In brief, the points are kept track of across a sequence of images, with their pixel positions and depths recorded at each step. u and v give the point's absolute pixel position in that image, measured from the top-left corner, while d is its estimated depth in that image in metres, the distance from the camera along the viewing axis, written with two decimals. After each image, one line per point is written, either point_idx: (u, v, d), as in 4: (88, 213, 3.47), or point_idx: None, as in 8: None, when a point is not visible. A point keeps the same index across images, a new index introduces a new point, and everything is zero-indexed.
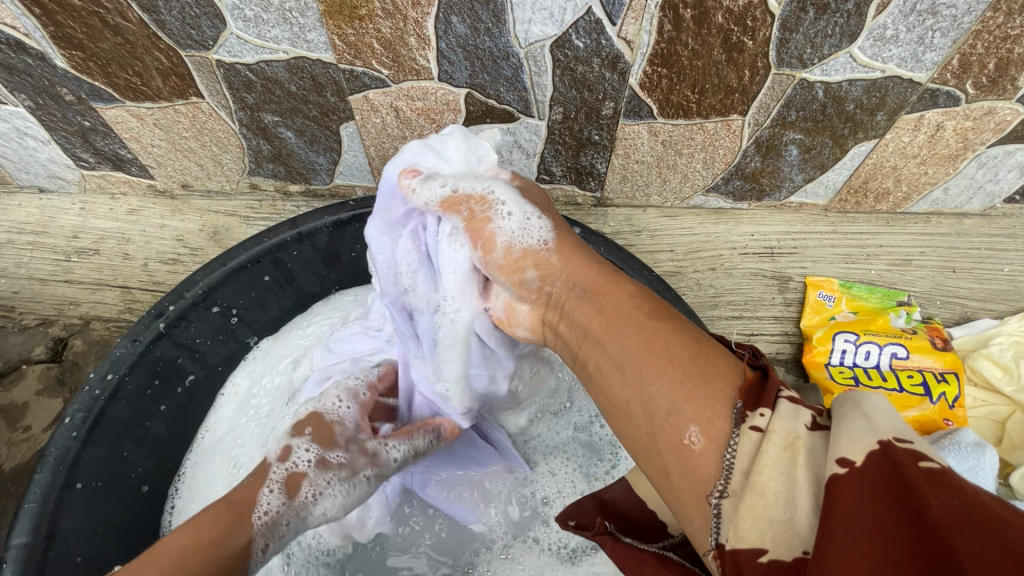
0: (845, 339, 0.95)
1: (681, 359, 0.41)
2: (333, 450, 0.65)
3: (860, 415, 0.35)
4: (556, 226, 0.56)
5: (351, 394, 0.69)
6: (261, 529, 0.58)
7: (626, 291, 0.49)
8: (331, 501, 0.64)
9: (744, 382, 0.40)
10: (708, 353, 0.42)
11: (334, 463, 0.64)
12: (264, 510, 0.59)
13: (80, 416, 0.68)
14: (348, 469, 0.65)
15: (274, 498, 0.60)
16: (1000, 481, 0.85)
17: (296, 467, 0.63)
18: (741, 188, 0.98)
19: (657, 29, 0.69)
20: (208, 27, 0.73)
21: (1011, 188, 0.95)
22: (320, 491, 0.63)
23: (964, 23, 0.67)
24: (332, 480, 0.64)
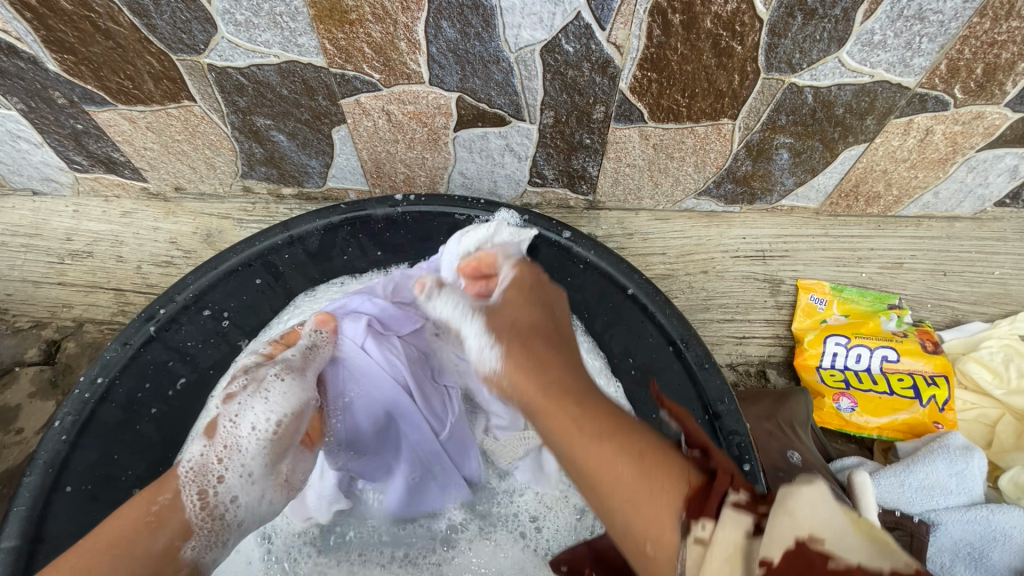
0: (836, 341, 0.95)
1: (628, 479, 0.40)
2: (235, 382, 0.64)
3: (784, 512, 0.35)
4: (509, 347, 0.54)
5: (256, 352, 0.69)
6: (189, 476, 0.59)
7: (567, 413, 0.45)
8: (252, 413, 0.62)
9: (690, 492, 0.39)
10: (654, 470, 0.40)
11: (240, 390, 0.63)
12: (188, 461, 0.60)
13: (69, 419, 0.68)
14: (254, 381, 0.64)
15: (195, 447, 0.61)
16: (988, 484, 0.85)
17: (214, 411, 0.63)
18: (732, 191, 0.98)
19: (647, 34, 0.70)
20: (199, 32, 0.73)
21: (1001, 192, 0.96)
22: (237, 412, 0.62)
23: (951, 29, 0.68)
24: (245, 402, 0.62)
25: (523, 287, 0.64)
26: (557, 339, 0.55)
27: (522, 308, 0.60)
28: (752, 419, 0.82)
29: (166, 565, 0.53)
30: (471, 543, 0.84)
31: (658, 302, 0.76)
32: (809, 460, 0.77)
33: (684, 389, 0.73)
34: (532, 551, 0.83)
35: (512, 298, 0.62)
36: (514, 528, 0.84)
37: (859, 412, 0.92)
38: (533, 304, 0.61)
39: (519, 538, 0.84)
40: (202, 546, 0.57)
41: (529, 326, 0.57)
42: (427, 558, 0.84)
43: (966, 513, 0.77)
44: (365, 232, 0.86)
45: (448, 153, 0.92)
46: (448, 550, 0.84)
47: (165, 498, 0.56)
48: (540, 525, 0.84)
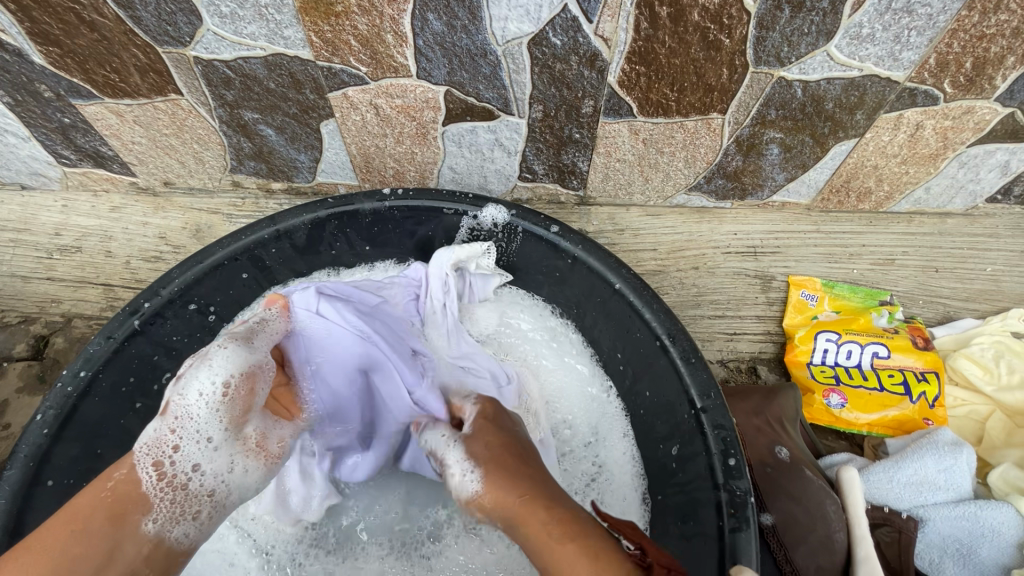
0: (827, 338, 0.95)
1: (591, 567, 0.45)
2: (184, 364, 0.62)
3: None
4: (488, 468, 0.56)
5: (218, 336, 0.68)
6: (146, 451, 0.56)
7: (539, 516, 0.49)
8: (197, 380, 0.59)
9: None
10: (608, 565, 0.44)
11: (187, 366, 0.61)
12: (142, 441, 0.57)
13: (51, 413, 0.68)
14: (199, 355, 0.62)
15: (150, 428, 0.59)
16: (977, 480, 0.85)
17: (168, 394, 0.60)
18: (723, 187, 0.98)
19: (634, 27, 0.69)
20: (185, 24, 0.72)
21: (992, 188, 0.95)
22: (184, 386, 0.59)
23: (939, 22, 0.67)
24: (191, 374, 0.60)
25: (494, 416, 0.65)
26: (526, 459, 0.57)
27: (491, 429, 0.62)
28: (741, 415, 0.81)
29: (124, 542, 0.50)
30: (459, 538, 0.80)
31: (646, 297, 0.76)
32: (797, 455, 0.77)
33: (670, 385, 0.73)
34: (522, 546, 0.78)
35: (487, 422, 0.63)
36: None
37: (849, 409, 0.92)
38: (507, 430, 0.62)
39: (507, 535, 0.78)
40: (165, 519, 0.54)
41: (503, 443, 0.59)
42: (419, 551, 0.80)
43: (955, 509, 0.77)
44: (353, 227, 0.85)
45: (437, 148, 0.92)
46: (436, 543, 0.80)
47: (119, 474, 0.54)
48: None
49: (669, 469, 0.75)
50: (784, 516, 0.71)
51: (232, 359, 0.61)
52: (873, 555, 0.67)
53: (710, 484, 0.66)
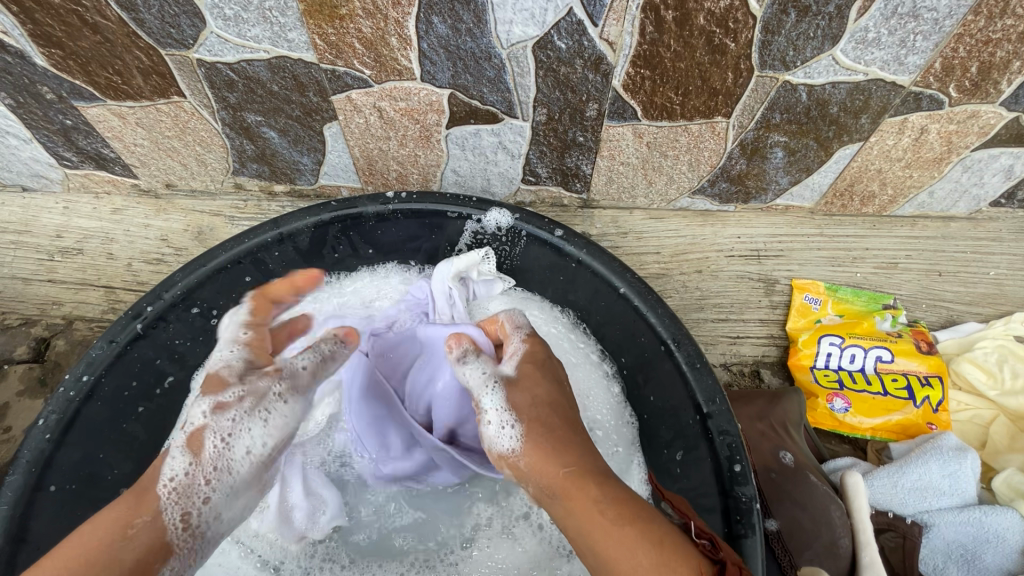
0: (830, 342, 0.94)
1: (646, 563, 0.48)
2: (227, 391, 0.62)
3: None
4: (529, 425, 0.59)
5: (231, 340, 0.67)
6: (173, 496, 0.56)
7: (592, 496, 0.53)
8: (250, 436, 0.61)
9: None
10: (670, 556, 0.48)
11: (234, 402, 0.61)
12: (169, 477, 0.57)
13: (53, 418, 0.68)
14: (251, 395, 0.62)
15: (179, 463, 0.58)
16: (981, 485, 0.85)
17: (195, 424, 0.60)
18: (727, 190, 0.97)
19: (639, 30, 0.69)
20: (188, 26, 0.72)
21: (996, 192, 0.95)
22: (229, 432, 0.60)
23: (946, 27, 0.67)
24: (240, 417, 0.61)
25: (543, 362, 0.65)
26: (572, 427, 0.60)
27: (540, 381, 0.63)
28: (745, 419, 0.81)
29: None
30: (491, 538, 0.79)
31: (650, 301, 0.76)
32: (801, 459, 0.76)
33: (675, 390, 0.73)
34: (550, 543, 0.78)
35: (534, 370, 0.64)
36: (533, 518, 0.79)
37: (853, 413, 0.92)
38: (554, 381, 0.64)
39: (537, 530, 0.78)
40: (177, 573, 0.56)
41: (550, 403, 0.61)
42: (445, 558, 0.78)
43: (959, 514, 0.77)
44: (356, 230, 0.85)
45: (441, 150, 0.92)
46: (466, 547, 0.79)
47: (140, 521, 0.53)
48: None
49: (673, 476, 0.74)
50: (789, 521, 0.71)
51: (280, 413, 0.63)
52: (877, 560, 0.68)
53: (716, 490, 0.66)
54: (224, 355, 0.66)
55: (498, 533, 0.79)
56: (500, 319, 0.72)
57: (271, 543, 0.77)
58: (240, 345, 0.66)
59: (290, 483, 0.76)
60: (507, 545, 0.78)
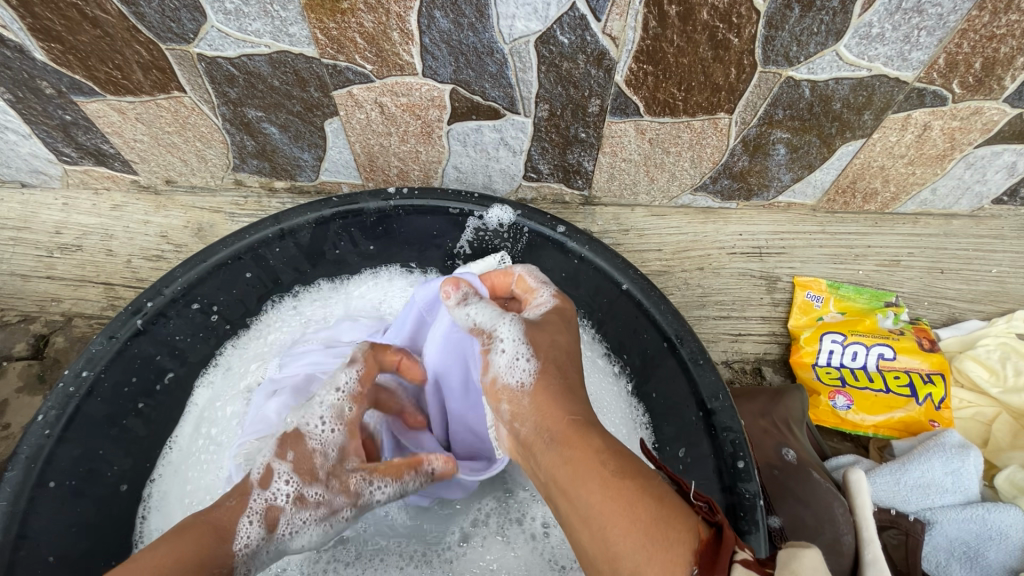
0: (832, 339, 0.94)
1: (642, 515, 0.40)
2: (313, 486, 0.58)
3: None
4: (545, 367, 0.52)
5: (336, 417, 0.61)
6: (242, 562, 0.54)
7: (593, 443, 0.45)
8: (306, 535, 0.60)
9: (699, 545, 0.38)
10: (671, 514, 0.40)
11: (313, 503, 0.59)
12: (243, 543, 0.54)
13: (53, 413, 0.67)
14: (328, 507, 0.59)
15: (252, 531, 0.55)
16: (984, 483, 0.85)
17: (275, 500, 0.57)
18: (729, 187, 0.97)
19: (642, 25, 0.69)
20: (188, 20, 0.72)
21: (998, 189, 0.95)
22: (296, 529, 0.58)
23: (950, 22, 0.67)
24: (308, 520, 0.59)
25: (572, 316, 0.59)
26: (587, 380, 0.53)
27: (563, 330, 0.56)
28: (748, 416, 0.81)
29: None
30: (486, 541, 0.78)
31: (653, 297, 0.75)
32: (804, 457, 0.77)
33: (678, 386, 0.73)
34: (542, 554, 0.77)
35: (558, 320, 0.57)
36: (526, 526, 0.79)
37: (855, 411, 0.92)
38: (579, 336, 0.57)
39: (530, 538, 0.78)
40: None
41: (568, 353, 0.54)
42: (441, 556, 0.78)
43: (962, 511, 0.77)
44: (357, 226, 0.85)
45: (442, 146, 0.91)
46: (461, 546, 0.78)
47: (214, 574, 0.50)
48: (552, 527, 0.78)
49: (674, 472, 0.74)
50: (791, 517, 0.71)
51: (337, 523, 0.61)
52: (881, 557, 0.61)
53: (718, 486, 0.66)
54: (321, 430, 0.60)
55: (494, 535, 0.78)
56: (515, 274, 0.63)
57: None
58: (343, 426, 0.61)
59: None
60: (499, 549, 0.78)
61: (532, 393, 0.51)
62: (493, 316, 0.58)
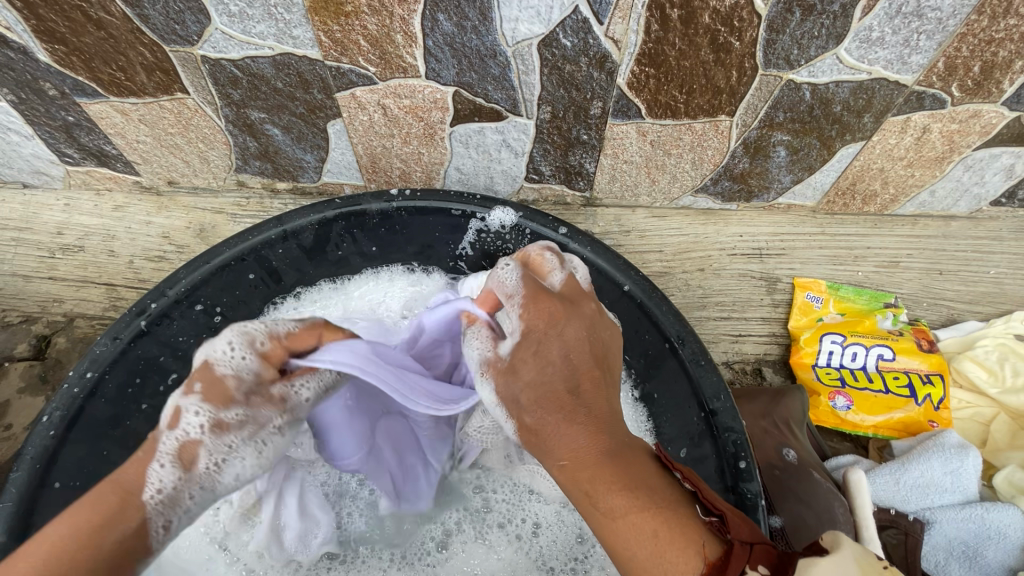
0: (832, 340, 0.95)
1: (642, 553, 0.42)
2: (231, 407, 0.50)
3: None
4: (528, 413, 0.49)
5: (246, 341, 0.52)
6: (159, 510, 0.47)
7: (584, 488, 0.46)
8: (240, 462, 0.51)
9: (704, 568, 0.40)
10: (668, 545, 0.42)
11: (236, 423, 0.50)
12: (156, 489, 0.46)
13: (58, 414, 0.68)
14: (254, 424, 0.51)
15: (165, 477, 0.47)
16: (983, 483, 0.85)
17: (188, 435, 0.48)
18: (729, 189, 0.98)
19: (645, 29, 0.69)
20: (192, 22, 0.72)
21: (996, 191, 0.96)
22: (224, 456, 0.50)
23: (949, 26, 0.68)
24: (237, 442, 0.50)
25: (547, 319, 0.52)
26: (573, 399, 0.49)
27: (538, 359, 0.51)
28: (749, 416, 0.81)
29: None
30: (466, 544, 0.78)
31: (655, 298, 0.76)
32: (805, 458, 0.78)
33: (681, 387, 0.73)
34: (529, 553, 0.78)
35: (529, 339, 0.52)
36: (509, 529, 0.79)
37: (855, 411, 0.92)
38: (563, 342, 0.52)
39: (515, 539, 0.78)
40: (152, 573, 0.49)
41: (540, 388, 0.49)
42: (423, 559, 0.77)
43: (960, 511, 0.77)
44: (360, 228, 0.85)
45: (444, 148, 0.92)
46: (443, 551, 0.78)
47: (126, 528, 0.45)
48: (541, 529, 0.79)
49: None
50: (795, 518, 0.70)
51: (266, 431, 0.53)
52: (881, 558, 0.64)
53: (721, 486, 0.66)
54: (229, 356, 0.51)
55: (474, 539, 0.78)
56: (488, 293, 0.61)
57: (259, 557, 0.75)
58: (256, 353, 0.52)
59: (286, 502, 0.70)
60: (483, 553, 0.78)
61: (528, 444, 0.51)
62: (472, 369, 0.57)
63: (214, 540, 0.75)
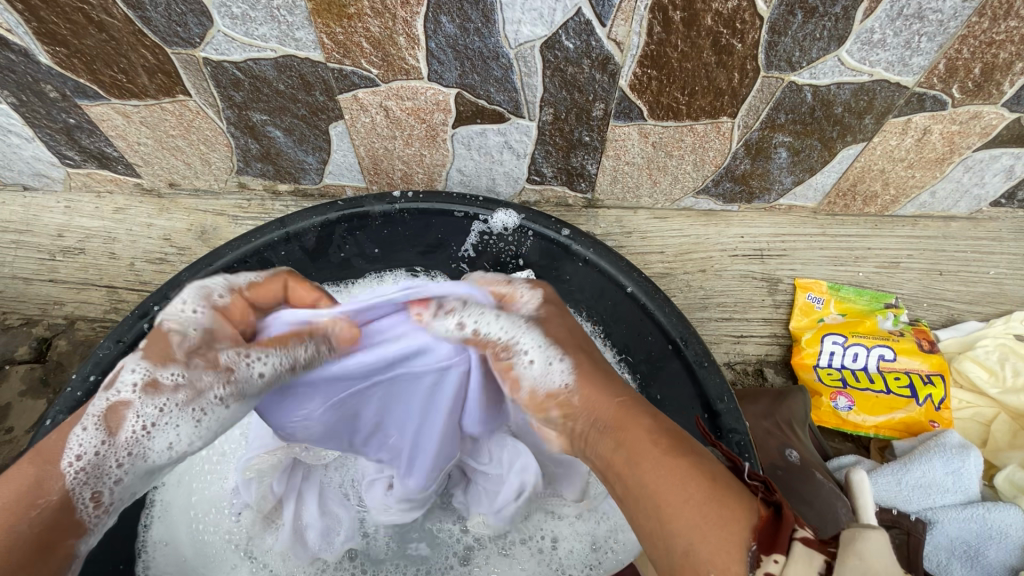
0: (834, 341, 0.95)
1: (694, 500, 0.42)
2: (167, 369, 0.48)
3: (856, 557, 0.38)
4: (578, 360, 0.53)
5: (200, 296, 0.51)
6: (81, 479, 0.47)
7: (644, 425, 0.48)
8: (168, 432, 0.49)
9: (760, 521, 0.41)
10: (724, 495, 0.43)
11: (170, 387, 0.48)
12: (75, 455, 0.47)
13: (61, 418, 0.67)
14: (191, 392, 0.49)
15: (89, 439, 0.48)
16: (984, 482, 0.86)
17: (120, 396, 0.48)
18: (730, 190, 0.98)
19: (647, 31, 0.69)
20: (195, 25, 0.72)
21: (996, 192, 0.96)
22: (153, 422, 0.49)
23: (950, 28, 0.68)
24: (168, 408, 0.48)
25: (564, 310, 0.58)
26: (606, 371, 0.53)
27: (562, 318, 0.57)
28: (751, 417, 0.82)
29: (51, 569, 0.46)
30: (490, 557, 0.79)
31: (657, 299, 0.76)
32: (807, 458, 0.78)
33: (684, 388, 0.74)
34: (550, 565, 0.78)
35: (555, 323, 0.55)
36: (531, 542, 0.79)
37: (857, 411, 0.93)
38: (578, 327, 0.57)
39: (538, 552, 0.79)
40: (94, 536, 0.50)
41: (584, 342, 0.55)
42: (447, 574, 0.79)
43: (962, 511, 0.78)
44: (363, 230, 0.85)
45: (446, 150, 0.92)
46: (465, 565, 0.79)
47: (48, 498, 0.46)
48: (560, 542, 0.79)
49: None
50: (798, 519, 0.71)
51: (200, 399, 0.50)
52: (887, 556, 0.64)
53: None
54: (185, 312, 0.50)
55: (497, 552, 0.79)
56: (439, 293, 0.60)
57: (283, 559, 0.76)
58: (210, 308, 0.51)
59: (306, 504, 0.74)
60: (506, 565, 0.79)
61: (578, 384, 0.52)
62: (509, 324, 0.54)
63: (239, 548, 0.76)
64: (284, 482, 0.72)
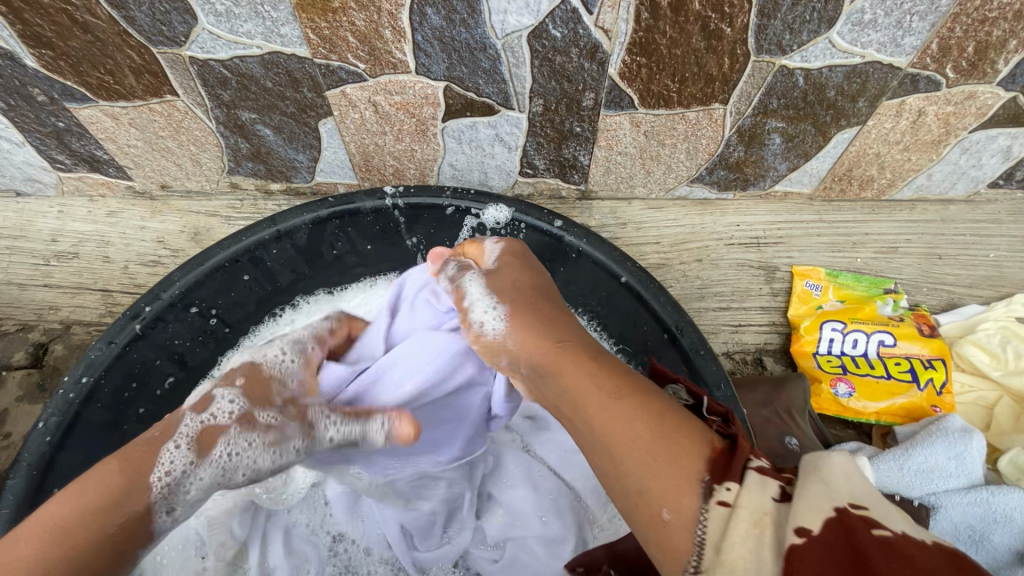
0: (833, 327, 0.94)
1: (646, 442, 0.39)
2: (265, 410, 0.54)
3: (818, 479, 0.36)
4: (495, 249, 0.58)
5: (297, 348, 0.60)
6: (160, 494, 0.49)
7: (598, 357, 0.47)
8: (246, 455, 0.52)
9: (711, 453, 0.39)
10: (672, 428, 0.40)
11: (261, 424, 0.53)
12: (164, 471, 0.50)
13: (53, 421, 0.68)
14: (277, 431, 0.54)
15: (179, 456, 0.51)
16: (988, 466, 0.84)
17: (214, 419, 0.52)
18: (725, 177, 0.97)
19: (635, 17, 0.68)
20: (179, 23, 0.71)
21: (994, 173, 0.95)
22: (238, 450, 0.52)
23: (941, 7, 0.67)
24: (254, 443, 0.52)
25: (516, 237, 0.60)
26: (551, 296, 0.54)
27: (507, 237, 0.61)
28: (749, 406, 0.81)
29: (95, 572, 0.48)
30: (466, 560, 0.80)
31: (652, 289, 0.75)
32: (807, 445, 0.77)
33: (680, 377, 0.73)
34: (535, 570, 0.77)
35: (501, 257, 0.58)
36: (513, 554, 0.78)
37: (857, 398, 0.92)
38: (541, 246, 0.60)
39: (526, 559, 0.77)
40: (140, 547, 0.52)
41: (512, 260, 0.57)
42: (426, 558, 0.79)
43: (967, 495, 0.76)
44: (354, 226, 0.84)
45: (436, 144, 0.91)
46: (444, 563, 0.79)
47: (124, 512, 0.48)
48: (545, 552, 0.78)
49: None
50: None
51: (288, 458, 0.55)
52: None
53: None
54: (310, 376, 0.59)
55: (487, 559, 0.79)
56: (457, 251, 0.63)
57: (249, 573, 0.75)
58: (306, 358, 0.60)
59: (270, 538, 0.77)
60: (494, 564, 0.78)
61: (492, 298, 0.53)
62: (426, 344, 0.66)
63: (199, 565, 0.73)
64: (244, 525, 0.74)
